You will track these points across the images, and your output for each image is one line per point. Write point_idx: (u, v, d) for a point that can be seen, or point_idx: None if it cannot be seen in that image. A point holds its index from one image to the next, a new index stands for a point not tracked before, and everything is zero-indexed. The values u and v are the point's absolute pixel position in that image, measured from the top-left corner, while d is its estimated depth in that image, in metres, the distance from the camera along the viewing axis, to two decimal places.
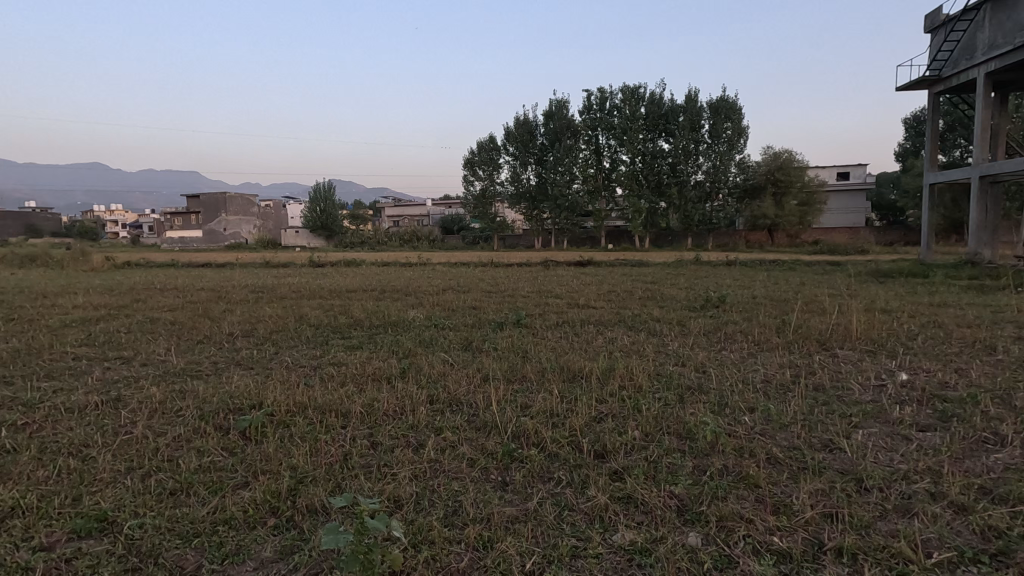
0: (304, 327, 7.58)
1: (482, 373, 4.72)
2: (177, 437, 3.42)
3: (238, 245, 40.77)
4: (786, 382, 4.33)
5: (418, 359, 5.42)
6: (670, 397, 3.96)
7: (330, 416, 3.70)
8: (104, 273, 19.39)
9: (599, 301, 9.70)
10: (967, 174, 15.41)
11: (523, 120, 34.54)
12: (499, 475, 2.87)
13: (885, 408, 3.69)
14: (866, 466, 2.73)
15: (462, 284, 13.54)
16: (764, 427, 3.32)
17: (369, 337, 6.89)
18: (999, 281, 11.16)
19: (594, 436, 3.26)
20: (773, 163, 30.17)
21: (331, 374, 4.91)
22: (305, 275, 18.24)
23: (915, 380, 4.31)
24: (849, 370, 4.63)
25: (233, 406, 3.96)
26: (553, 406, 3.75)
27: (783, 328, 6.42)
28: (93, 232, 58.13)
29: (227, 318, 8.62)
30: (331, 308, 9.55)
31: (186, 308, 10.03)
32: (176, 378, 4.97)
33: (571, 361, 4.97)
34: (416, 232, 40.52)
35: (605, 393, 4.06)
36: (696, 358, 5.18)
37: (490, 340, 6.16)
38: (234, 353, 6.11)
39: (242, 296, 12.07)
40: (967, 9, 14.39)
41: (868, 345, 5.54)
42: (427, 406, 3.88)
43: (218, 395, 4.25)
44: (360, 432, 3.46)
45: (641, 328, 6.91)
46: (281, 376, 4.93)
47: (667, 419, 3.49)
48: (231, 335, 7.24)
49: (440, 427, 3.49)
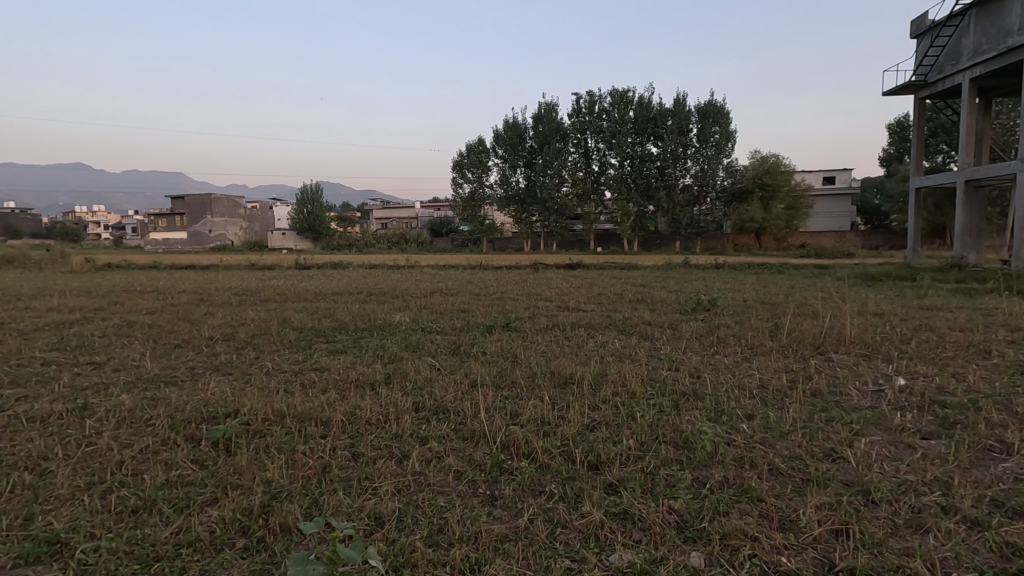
0: (287, 331, 7.35)
1: (469, 379, 4.56)
2: (144, 449, 3.22)
3: (223, 246, 40.29)
4: (782, 388, 4.21)
5: (403, 364, 5.23)
6: (664, 403, 3.82)
7: (309, 425, 3.52)
8: (85, 276, 18.94)
9: (589, 304, 9.57)
10: (952, 179, 15.51)
11: (512, 123, 34.47)
12: (487, 488, 2.71)
13: (885, 414, 3.58)
14: (872, 478, 2.60)
15: (450, 286, 13.36)
16: (763, 435, 3.19)
17: (354, 340, 6.70)
18: (988, 284, 11.15)
19: (587, 445, 3.11)
20: (760, 166, 30.41)
21: (313, 380, 4.72)
22: (290, 277, 17.93)
23: (913, 385, 4.22)
24: (846, 375, 4.53)
25: (206, 415, 3.75)
26: (543, 414, 3.59)
27: (776, 332, 6.32)
28: (75, 233, 56.92)
29: (207, 321, 8.39)
30: (316, 311, 9.29)
31: (165, 310, 9.76)
32: (149, 384, 4.75)
33: (562, 365, 4.82)
34: (404, 234, 40.19)
35: (597, 400, 3.92)
36: (689, 362, 5.06)
37: (478, 345, 5.99)
38: (212, 358, 5.89)
39: (224, 298, 11.76)
40: (952, 14, 14.53)
41: (863, 349, 5.45)
42: (412, 414, 3.70)
43: (192, 402, 4.04)
44: (341, 442, 3.27)
45: (632, 332, 6.79)
46: (261, 382, 4.72)
47: (663, 427, 3.35)
48: (211, 338, 7.01)
49: (426, 436, 3.32)
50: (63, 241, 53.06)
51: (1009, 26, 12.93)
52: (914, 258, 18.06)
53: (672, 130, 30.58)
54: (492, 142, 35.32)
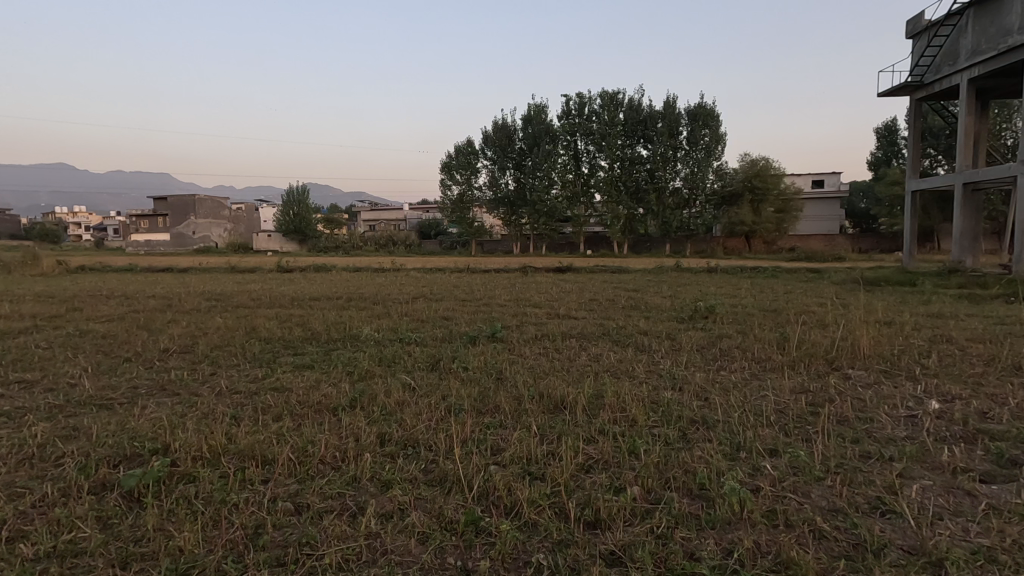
0: (253, 342, 6.73)
1: (447, 403, 3.96)
2: (38, 501, 2.61)
3: (206, 249, 39.29)
4: (803, 413, 3.70)
5: (374, 382, 4.64)
6: (671, 434, 3.30)
7: (249, 465, 2.92)
8: (52, 279, 17.97)
9: (580, 311, 9.06)
10: (949, 182, 15.20)
11: (501, 125, 33.96)
12: (457, 559, 2.14)
13: (929, 448, 3.07)
14: (937, 542, 2.10)
15: (436, 291, 12.79)
16: (793, 479, 2.66)
17: (324, 353, 6.11)
18: (992, 290, 10.77)
19: (585, 496, 2.54)
20: (750, 170, 29.94)
21: (267, 404, 4.08)
22: (271, 280, 17.23)
23: (951, 410, 3.70)
24: (873, 397, 4.03)
25: (128, 452, 3.13)
26: (529, 451, 3.03)
27: (785, 344, 5.82)
28: (54, 235, 55.09)
29: (168, 331, 7.70)
30: (290, 319, 8.67)
31: (127, 318, 9.05)
32: (78, 409, 4.11)
33: (551, 386, 4.23)
34: (392, 236, 39.55)
35: (593, 430, 3.38)
36: (693, 380, 4.54)
37: (460, 359, 5.43)
38: (161, 375, 5.26)
39: (194, 304, 11.07)
40: (950, 13, 14.21)
41: (881, 364, 4.98)
42: (375, 450, 3.13)
43: (119, 436, 3.42)
44: (284, 490, 2.69)
45: (627, 343, 6.24)
46: (206, 406, 4.09)
47: (674, 467, 2.83)
48: (166, 351, 6.36)
49: (389, 481, 2.76)
50: (38, 242, 51.31)
51: (1008, 25, 12.62)
52: (911, 262, 17.82)
53: (661, 133, 30.27)
54: (481, 143, 34.74)
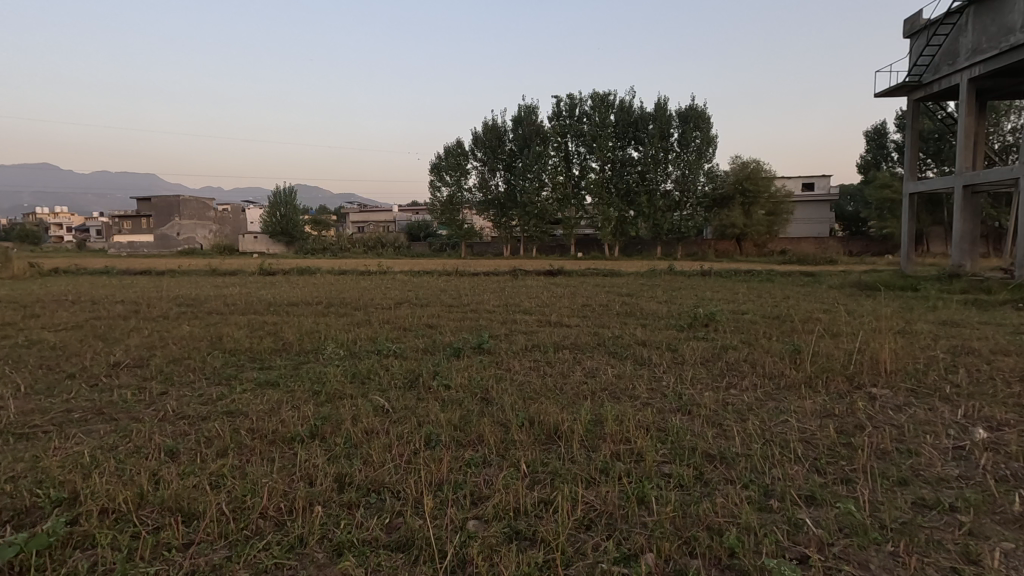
0: (216, 355, 6.12)
1: (422, 432, 3.40)
2: None
3: (188, 251, 38.40)
4: (837, 445, 3.20)
5: (342, 405, 4.06)
6: (686, 475, 2.78)
7: (169, 524, 2.35)
8: (21, 281, 17.13)
9: (572, 318, 8.56)
10: (949, 183, 14.83)
11: (491, 125, 33.38)
12: None
13: (995, 494, 2.57)
14: None
15: (421, 295, 12.22)
16: (844, 543, 2.16)
17: (293, 368, 5.52)
18: (996, 296, 10.40)
19: (586, 570, 2.01)
20: (741, 172, 29.60)
21: (214, 434, 3.51)
22: (251, 284, 16.64)
23: (1003, 440, 3.22)
24: (911, 424, 3.52)
25: (25, 506, 2.54)
26: (517, 500, 2.50)
27: (798, 356, 5.32)
28: (33, 236, 53.37)
29: (125, 342, 7.04)
30: (262, 327, 8.05)
31: (85, 327, 8.33)
32: None
33: (543, 411, 3.70)
34: (381, 238, 38.80)
35: (594, 469, 2.85)
36: (702, 401, 4.03)
37: (441, 375, 4.88)
38: (103, 394, 4.65)
39: (163, 310, 10.35)
40: (950, 11, 13.86)
41: (907, 381, 4.52)
42: (330, 499, 2.58)
43: (22, 480, 2.82)
44: (208, 561, 2.12)
45: (625, 355, 5.73)
46: (142, 436, 3.52)
47: (694, 525, 2.30)
48: (117, 366, 5.72)
49: (342, 544, 2.22)
50: (18, 243, 49.87)
51: (1010, 24, 12.29)
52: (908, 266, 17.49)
53: (652, 135, 29.94)
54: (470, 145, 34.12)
